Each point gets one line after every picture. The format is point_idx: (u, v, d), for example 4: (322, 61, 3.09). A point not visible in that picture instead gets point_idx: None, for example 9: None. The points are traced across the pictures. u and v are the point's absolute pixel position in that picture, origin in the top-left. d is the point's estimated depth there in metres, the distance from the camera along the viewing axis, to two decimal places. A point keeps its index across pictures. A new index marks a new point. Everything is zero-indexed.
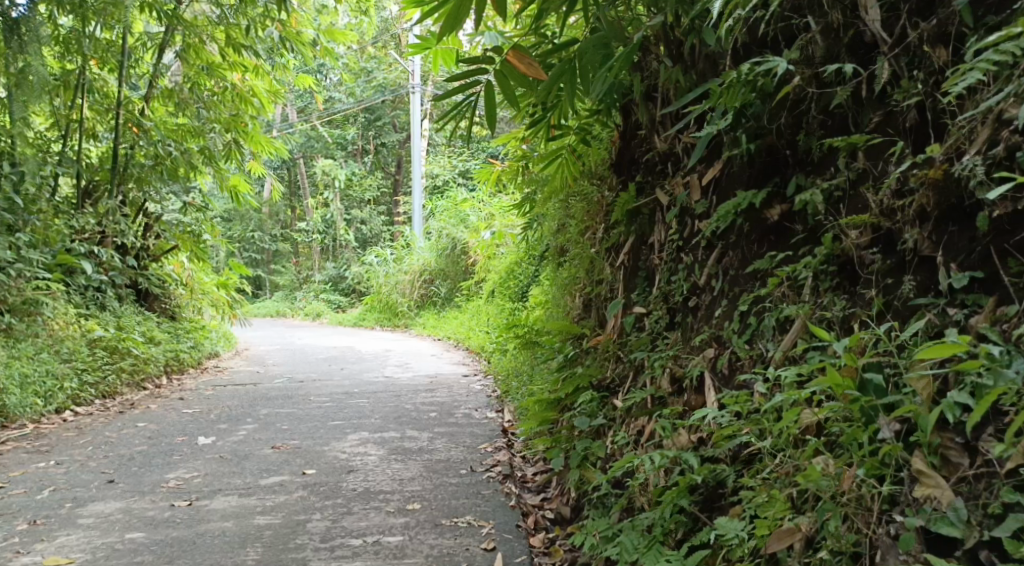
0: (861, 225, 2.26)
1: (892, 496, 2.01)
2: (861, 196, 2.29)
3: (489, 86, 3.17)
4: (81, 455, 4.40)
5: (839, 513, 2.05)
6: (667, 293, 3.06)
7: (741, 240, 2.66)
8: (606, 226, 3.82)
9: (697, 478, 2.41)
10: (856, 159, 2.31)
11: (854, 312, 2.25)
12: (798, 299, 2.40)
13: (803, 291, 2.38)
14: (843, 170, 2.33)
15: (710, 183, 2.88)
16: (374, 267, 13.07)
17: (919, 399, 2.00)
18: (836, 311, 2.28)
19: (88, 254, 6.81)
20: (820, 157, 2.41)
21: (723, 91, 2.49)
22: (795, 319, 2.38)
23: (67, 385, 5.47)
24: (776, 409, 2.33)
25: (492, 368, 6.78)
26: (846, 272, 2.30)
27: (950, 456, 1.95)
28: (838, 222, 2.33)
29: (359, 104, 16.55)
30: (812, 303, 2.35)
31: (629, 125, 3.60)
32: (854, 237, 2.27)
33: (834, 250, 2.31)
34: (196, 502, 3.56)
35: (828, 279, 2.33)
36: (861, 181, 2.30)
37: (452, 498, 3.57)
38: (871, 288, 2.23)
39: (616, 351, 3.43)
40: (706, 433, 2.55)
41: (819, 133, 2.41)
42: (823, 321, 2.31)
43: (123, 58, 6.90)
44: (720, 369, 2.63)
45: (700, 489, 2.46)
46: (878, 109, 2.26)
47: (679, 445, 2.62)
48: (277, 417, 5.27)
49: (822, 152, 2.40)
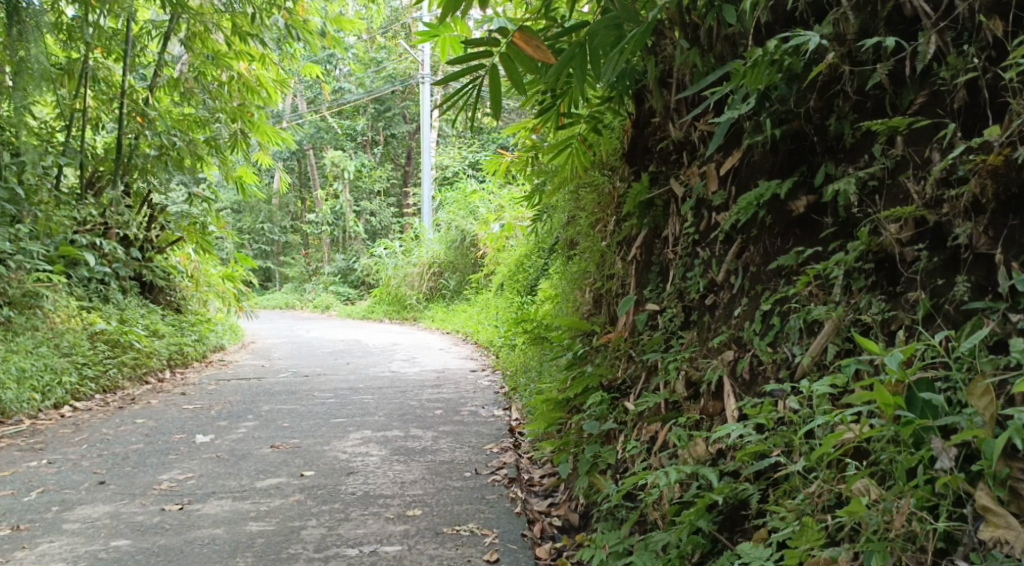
0: (902, 218, 2.08)
1: (948, 534, 1.84)
2: (900, 186, 2.11)
3: (496, 73, 3.00)
4: (75, 454, 4.25)
5: (886, 551, 1.87)
6: (682, 289, 2.89)
7: (763, 234, 2.48)
8: (617, 219, 3.64)
9: (716, 497, 2.23)
10: (894, 145, 2.13)
11: (894, 316, 2.08)
12: (827, 299, 2.22)
13: (834, 290, 2.20)
14: (879, 157, 2.15)
15: (729, 173, 2.70)
16: (383, 259, 12.91)
17: (979, 420, 1.84)
18: (874, 314, 2.10)
19: (90, 245, 6.67)
20: (854, 143, 2.23)
21: (745, 71, 2.29)
22: (824, 323, 2.20)
23: (65, 379, 5.33)
24: (806, 421, 2.15)
25: (501, 363, 6.60)
26: (884, 270, 2.12)
27: (1020, 489, 1.79)
28: (875, 214, 2.15)
29: (369, 95, 16.34)
30: (845, 305, 2.17)
31: (642, 113, 3.42)
32: (895, 233, 2.09)
33: (872, 247, 2.13)
34: (186, 507, 3.41)
35: (864, 277, 2.15)
36: (900, 169, 2.12)
37: (455, 503, 3.41)
38: (915, 288, 2.06)
39: (628, 351, 3.26)
40: (726, 446, 2.37)
41: (853, 117, 2.22)
42: (858, 325, 2.14)
43: (129, 46, 6.75)
44: (740, 374, 2.45)
45: (720, 507, 2.28)
46: (922, 88, 2.08)
47: (695, 456, 2.44)
48: (279, 414, 5.12)
49: (856, 138, 2.22)
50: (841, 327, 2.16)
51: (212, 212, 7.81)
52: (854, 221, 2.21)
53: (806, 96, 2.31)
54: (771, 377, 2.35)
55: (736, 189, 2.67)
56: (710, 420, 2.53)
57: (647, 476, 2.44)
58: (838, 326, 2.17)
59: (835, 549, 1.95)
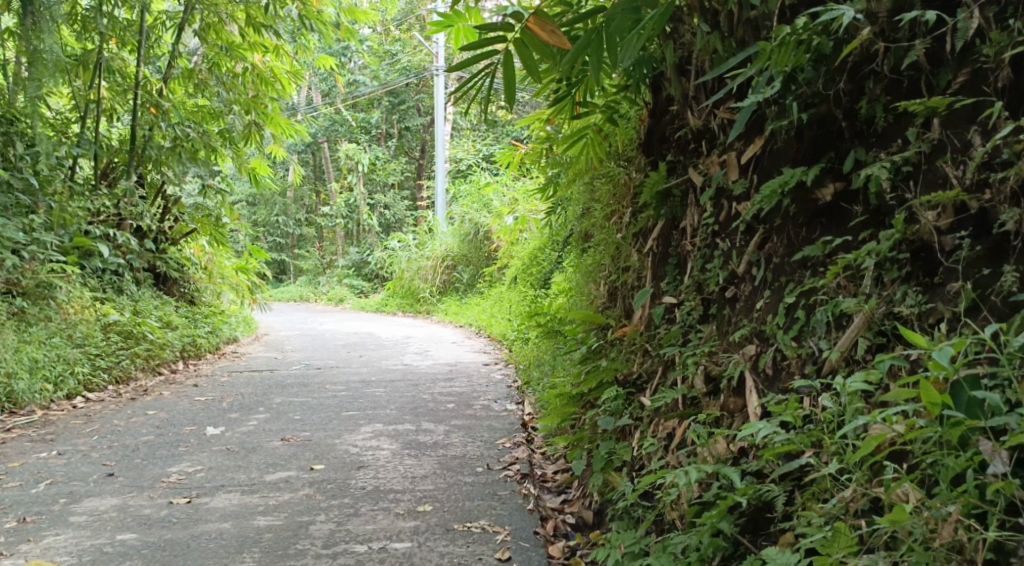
0: (940, 205, 1.99)
1: (999, 543, 1.74)
2: (938, 171, 2.02)
3: (511, 59, 2.91)
4: (85, 445, 4.20)
5: (930, 560, 1.78)
6: (701, 282, 2.80)
7: (787, 223, 2.38)
8: (633, 210, 3.55)
9: (740, 499, 2.14)
10: (930, 129, 2.04)
11: (934, 308, 1.98)
12: (857, 291, 2.14)
13: (864, 282, 2.11)
14: (914, 142, 2.06)
15: (751, 161, 2.62)
16: (397, 252, 12.83)
17: None
18: (910, 307, 2.01)
19: (103, 236, 6.62)
20: (886, 127, 2.14)
21: (771, 50, 2.19)
22: (854, 316, 2.11)
23: (78, 370, 5.28)
24: (833, 420, 2.07)
25: (514, 357, 6.53)
26: (920, 261, 2.02)
27: None
28: (910, 202, 2.06)
29: (384, 87, 16.24)
30: (877, 297, 2.08)
31: (659, 101, 3.34)
32: (933, 220, 2.00)
33: (906, 235, 2.04)
34: (194, 500, 3.34)
35: (897, 268, 2.05)
36: (937, 154, 2.02)
37: (466, 499, 3.33)
38: (956, 279, 1.96)
39: (643, 345, 3.17)
40: (748, 444, 2.28)
41: (886, 99, 2.13)
42: (892, 319, 2.05)
43: (143, 36, 6.68)
44: (763, 369, 2.36)
45: (743, 510, 2.20)
46: (962, 67, 1.99)
47: (715, 454, 2.36)
48: (290, 406, 5.06)
49: (888, 121, 2.13)
50: (873, 321, 2.07)
51: (225, 204, 7.74)
52: (885, 210, 2.12)
53: (834, 77, 2.22)
54: (796, 372, 2.26)
55: (758, 178, 2.59)
56: (731, 417, 2.44)
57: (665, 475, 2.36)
58: (870, 319, 2.08)
59: (872, 556, 1.86)
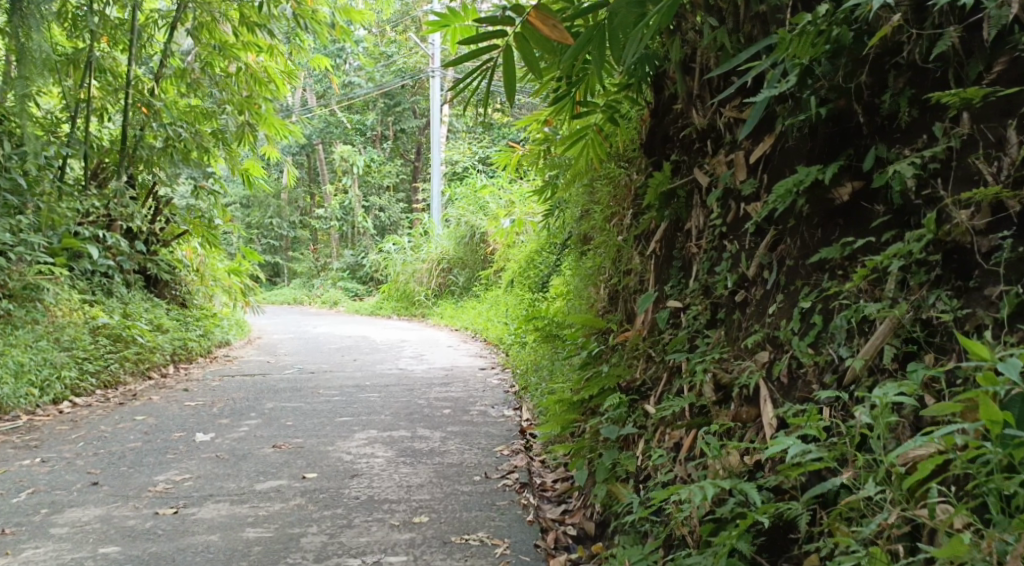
0: (976, 204, 1.89)
1: None
2: (971, 168, 1.92)
3: (511, 53, 2.80)
4: (70, 452, 4.08)
5: None
6: (709, 285, 2.70)
7: (801, 224, 2.29)
8: (635, 212, 3.46)
9: (761, 519, 2.04)
10: (959, 124, 1.94)
11: (972, 314, 1.87)
12: (879, 296, 2.04)
13: (888, 286, 2.02)
14: (941, 137, 1.96)
15: (760, 160, 2.53)
16: (392, 255, 12.71)
17: None
18: (944, 313, 1.91)
19: (93, 238, 6.50)
20: (910, 123, 2.04)
21: (790, 39, 2.12)
22: (879, 323, 2.01)
23: (65, 374, 5.16)
24: (860, 433, 1.98)
25: (511, 361, 6.42)
26: (952, 263, 1.92)
27: None
28: (940, 200, 1.96)
29: (379, 89, 16.14)
30: (904, 302, 1.98)
31: (661, 101, 3.24)
32: (967, 220, 1.90)
33: (939, 236, 1.93)
34: (181, 511, 3.22)
35: (924, 271, 1.96)
36: (967, 150, 1.92)
37: (463, 510, 3.22)
38: (997, 283, 1.85)
39: (647, 350, 3.07)
40: (765, 458, 2.18)
41: (911, 92, 2.03)
42: (920, 324, 1.95)
43: (134, 35, 6.57)
44: (778, 377, 2.26)
45: (763, 529, 2.09)
46: (996, 59, 1.89)
47: (729, 467, 2.26)
48: (282, 412, 4.95)
49: (912, 116, 2.03)
50: (900, 327, 1.97)
51: (218, 205, 7.61)
52: (910, 209, 2.02)
53: (853, 72, 2.12)
54: (814, 381, 2.16)
55: (768, 177, 2.50)
56: (743, 427, 2.33)
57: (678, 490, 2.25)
58: (896, 325, 1.98)
59: None
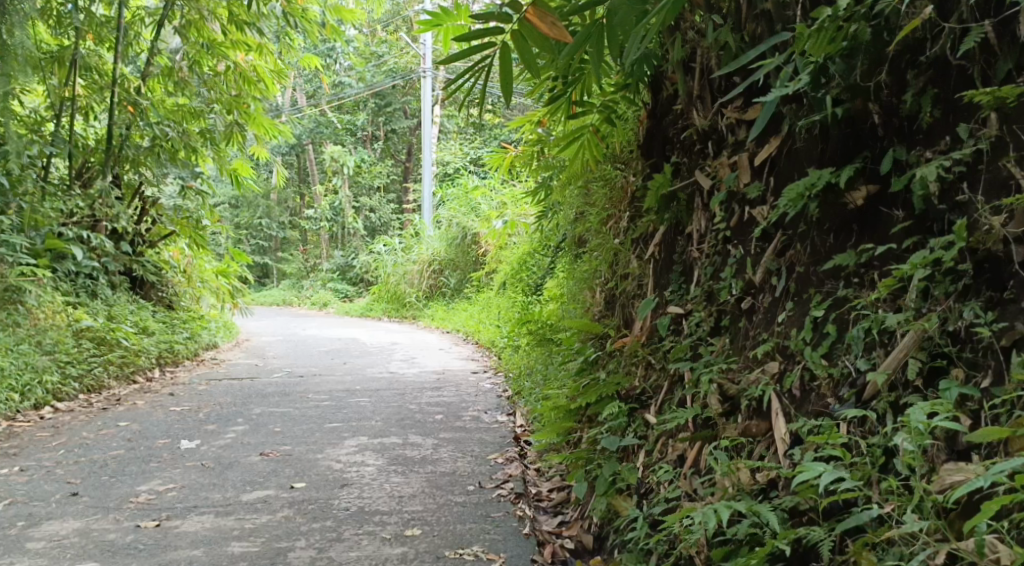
0: (1011, 210, 1.81)
1: None
2: (1003, 172, 1.83)
3: (508, 51, 2.68)
4: (50, 460, 3.96)
5: None
6: (712, 291, 2.61)
7: (812, 230, 2.21)
8: (632, 215, 3.36)
9: (781, 545, 1.94)
10: (987, 125, 1.86)
11: (1010, 328, 1.79)
12: (902, 306, 1.97)
13: (910, 295, 1.95)
14: (968, 139, 1.88)
15: (766, 162, 2.45)
16: (382, 256, 12.60)
17: None
18: (977, 325, 1.83)
19: (77, 238, 6.37)
20: (931, 124, 1.96)
21: (808, 35, 2.03)
22: (902, 335, 1.95)
23: (46, 379, 5.03)
24: (885, 452, 1.91)
25: (503, 365, 6.32)
26: (984, 273, 1.84)
27: None
28: (968, 206, 1.88)
29: (370, 89, 16.01)
30: (929, 314, 1.91)
31: (658, 102, 3.15)
32: (1000, 227, 1.81)
33: (971, 244, 1.85)
34: (163, 524, 3.11)
35: (948, 281, 1.89)
36: (997, 153, 1.84)
37: (457, 522, 3.12)
38: None
39: (647, 357, 2.97)
40: (779, 475, 2.10)
41: (933, 91, 1.95)
42: (945, 335, 1.88)
43: (120, 32, 6.44)
44: (790, 390, 2.19)
45: (783, 556, 1.99)
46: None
47: (740, 485, 2.17)
48: (270, 417, 4.84)
49: (934, 117, 1.95)
50: (926, 339, 1.90)
51: (206, 206, 7.48)
52: (932, 214, 1.95)
53: (869, 70, 2.05)
54: (829, 395, 2.09)
55: (775, 180, 2.41)
56: (753, 442, 2.25)
57: (690, 512, 2.15)
58: (921, 337, 1.91)
59: None
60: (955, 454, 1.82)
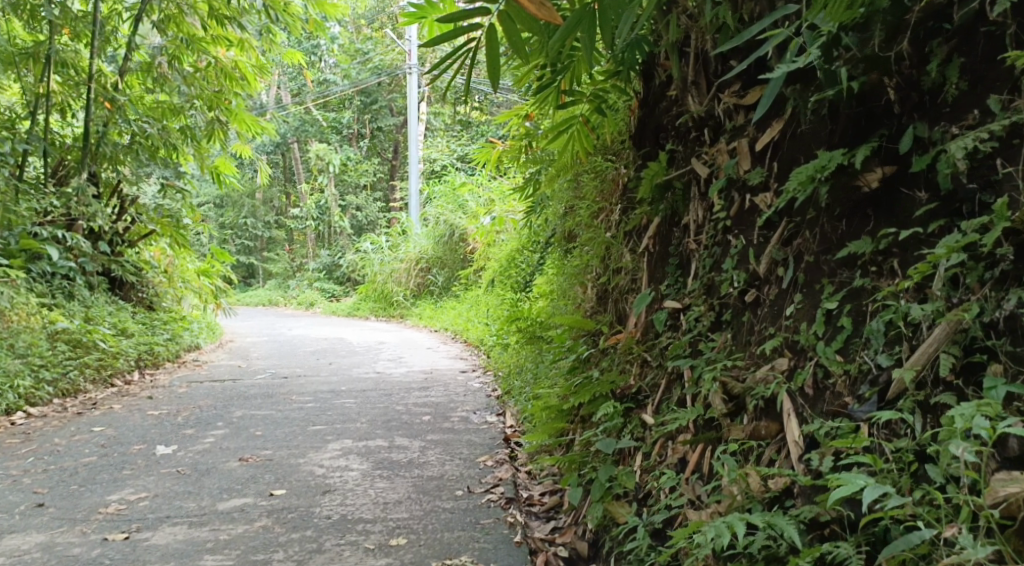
0: None
1: None
2: None
3: (491, 36, 2.48)
4: (18, 469, 3.79)
5: None
6: (713, 283, 2.46)
7: (821, 216, 2.11)
8: (624, 207, 3.21)
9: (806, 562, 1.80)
10: (1020, 95, 1.78)
11: None
12: (928, 295, 1.86)
13: (937, 283, 1.84)
14: (1000, 113, 1.80)
15: (768, 147, 2.31)
16: (369, 255, 12.41)
17: None
18: (1016, 311, 1.72)
19: (53, 239, 6.16)
20: (958, 97, 1.87)
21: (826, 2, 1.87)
22: (934, 328, 1.83)
23: (18, 383, 4.85)
24: (918, 460, 1.79)
25: (493, 363, 6.17)
26: None
27: None
28: (1000, 181, 1.79)
29: (355, 86, 15.81)
30: (960, 302, 1.81)
31: (651, 91, 2.99)
32: None
33: (1014, 224, 1.73)
34: (133, 536, 2.95)
35: (982, 264, 1.78)
36: None
37: (445, 530, 2.96)
38: None
39: (643, 354, 2.81)
40: (795, 483, 1.96)
41: (961, 60, 1.87)
42: (979, 322, 1.77)
43: (96, 26, 6.23)
44: (803, 390, 2.06)
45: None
46: None
47: (753, 493, 2.03)
48: (252, 420, 4.67)
49: (961, 88, 1.87)
50: (959, 331, 1.79)
51: (186, 204, 7.28)
52: (961, 195, 1.85)
53: (888, 39, 1.95)
54: (846, 394, 1.97)
55: (779, 166, 2.27)
56: (763, 445, 2.11)
57: (699, 527, 2.01)
58: (955, 329, 1.80)
59: None
60: (1009, 461, 1.69)
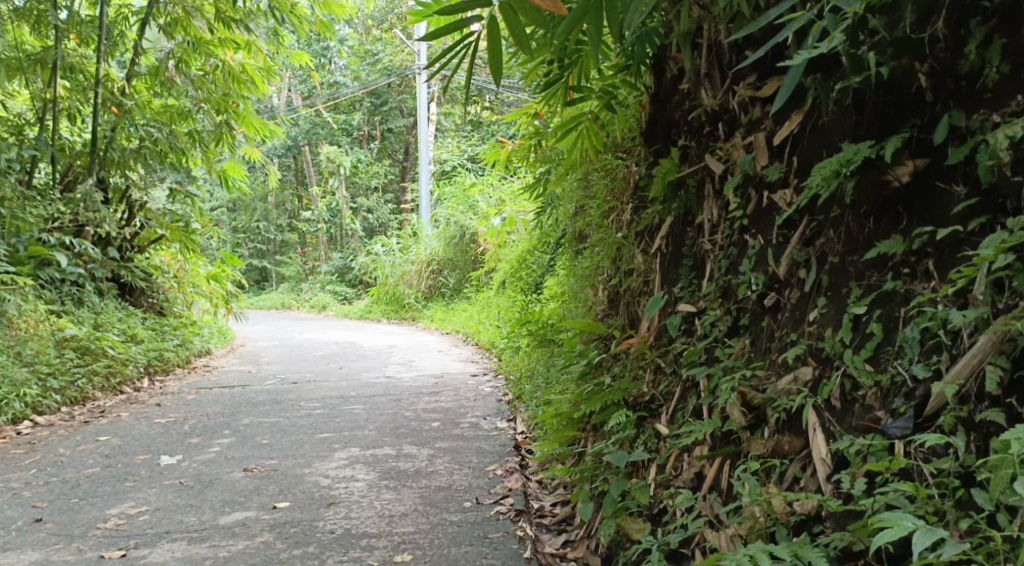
0: None
1: None
2: None
3: (492, 27, 2.34)
4: (20, 480, 3.70)
5: None
6: (729, 286, 2.33)
7: (846, 214, 1.99)
8: (635, 206, 3.07)
9: None
10: None
11: None
12: (969, 300, 1.74)
13: (981, 289, 1.72)
14: None
15: (786, 141, 2.18)
16: (380, 257, 12.29)
17: None
18: None
19: (60, 244, 6.07)
20: (998, 82, 1.75)
21: None
22: (980, 339, 1.70)
23: (25, 392, 4.75)
24: (965, 488, 1.67)
25: (504, 367, 6.05)
26: None
27: None
28: None
29: (364, 88, 15.70)
30: (1004, 307, 1.68)
31: (662, 84, 2.85)
32: None
33: None
34: (130, 553, 2.85)
35: None
36: None
37: (452, 545, 2.84)
38: None
39: (656, 360, 2.68)
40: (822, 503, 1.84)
41: (1002, 42, 1.74)
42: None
43: (103, 30, 6.12)
44: (831, 404, 1.94)
45: None
46: None
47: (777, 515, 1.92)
48: (258, 428, 4.56)
49: (1002, 72, 1.74)
50: (1006, 343, 1.67)
51: (195, 209, 7.18)
52: (1004, 189, 1.72)
53: (920, 21, 1.84)
54: (877, 407, 1.85)
55: (799, 161, 2.14)
56: (786, 462, 2.00)
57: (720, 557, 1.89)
58: (1001, 340, 1.67)
59: None
60: None
